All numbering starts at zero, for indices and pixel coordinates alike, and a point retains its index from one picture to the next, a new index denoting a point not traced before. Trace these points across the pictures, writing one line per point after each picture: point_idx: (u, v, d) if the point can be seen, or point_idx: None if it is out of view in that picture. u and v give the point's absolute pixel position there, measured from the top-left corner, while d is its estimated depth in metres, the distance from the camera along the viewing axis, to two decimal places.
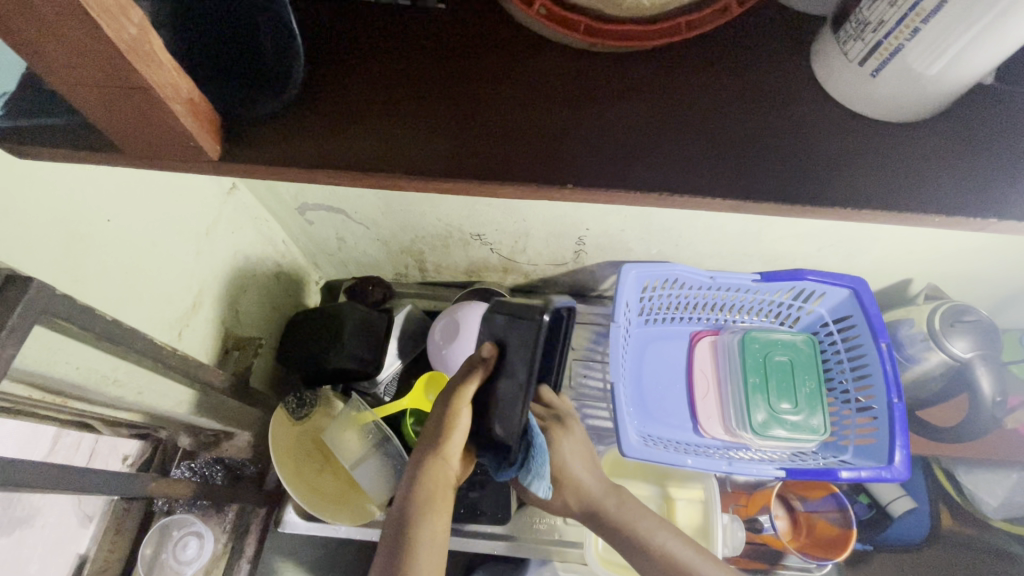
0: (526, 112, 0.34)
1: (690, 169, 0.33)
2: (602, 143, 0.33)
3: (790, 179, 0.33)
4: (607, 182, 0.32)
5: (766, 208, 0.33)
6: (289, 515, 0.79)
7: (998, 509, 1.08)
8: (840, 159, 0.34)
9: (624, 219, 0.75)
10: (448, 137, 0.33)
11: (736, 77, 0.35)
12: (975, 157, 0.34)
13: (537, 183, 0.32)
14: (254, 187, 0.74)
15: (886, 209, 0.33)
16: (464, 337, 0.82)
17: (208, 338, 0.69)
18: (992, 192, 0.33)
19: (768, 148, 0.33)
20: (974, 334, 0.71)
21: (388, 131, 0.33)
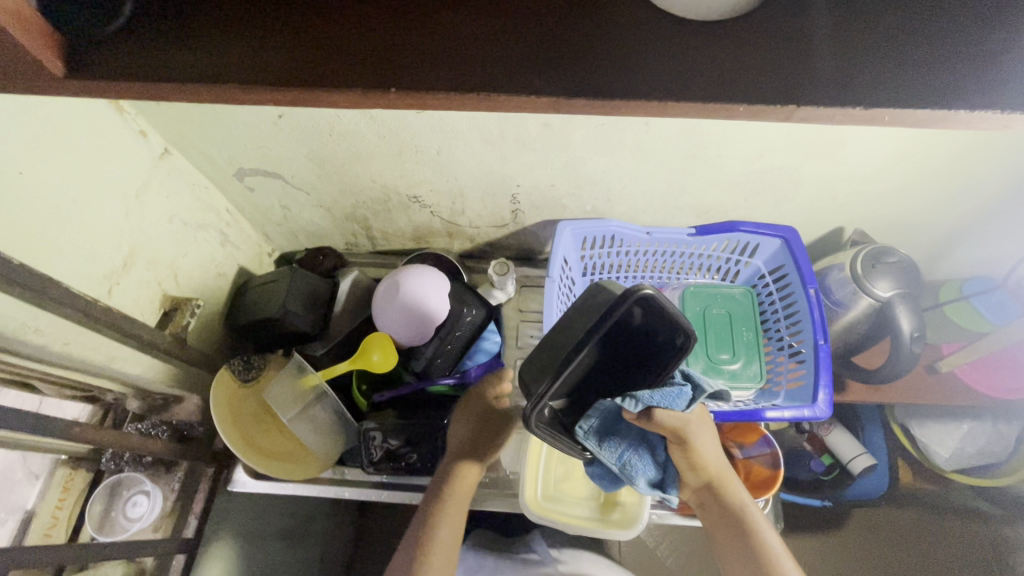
0: (349, 23, 0.33)
1: (512, 68, 0.32)
2: (442, 48, 0.32)
3: (612, 72, 0.32)
4: (425, 85, 0.31)
5: (585, 106, 0.32)
6: (239, 474, 0.82)
7: (950, 461, 1.09)
8: (683, 49, 0.32)
9: (551, 173, 0.76)
10: (287, 48, 0.33)
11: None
12: (804, 40, 0.32)
13: (361, 88, 0.32)
14: (188, 152, 0.76)
15: (703, 100, 0.31)
16: (403, 296, 0.83)
17: (142, 298, 0.70)
18: (813, 73, 0.31)
19: (603, 44, 0.32)
20: (894, 274, 0.72)
21: (231, 46, 0.33)
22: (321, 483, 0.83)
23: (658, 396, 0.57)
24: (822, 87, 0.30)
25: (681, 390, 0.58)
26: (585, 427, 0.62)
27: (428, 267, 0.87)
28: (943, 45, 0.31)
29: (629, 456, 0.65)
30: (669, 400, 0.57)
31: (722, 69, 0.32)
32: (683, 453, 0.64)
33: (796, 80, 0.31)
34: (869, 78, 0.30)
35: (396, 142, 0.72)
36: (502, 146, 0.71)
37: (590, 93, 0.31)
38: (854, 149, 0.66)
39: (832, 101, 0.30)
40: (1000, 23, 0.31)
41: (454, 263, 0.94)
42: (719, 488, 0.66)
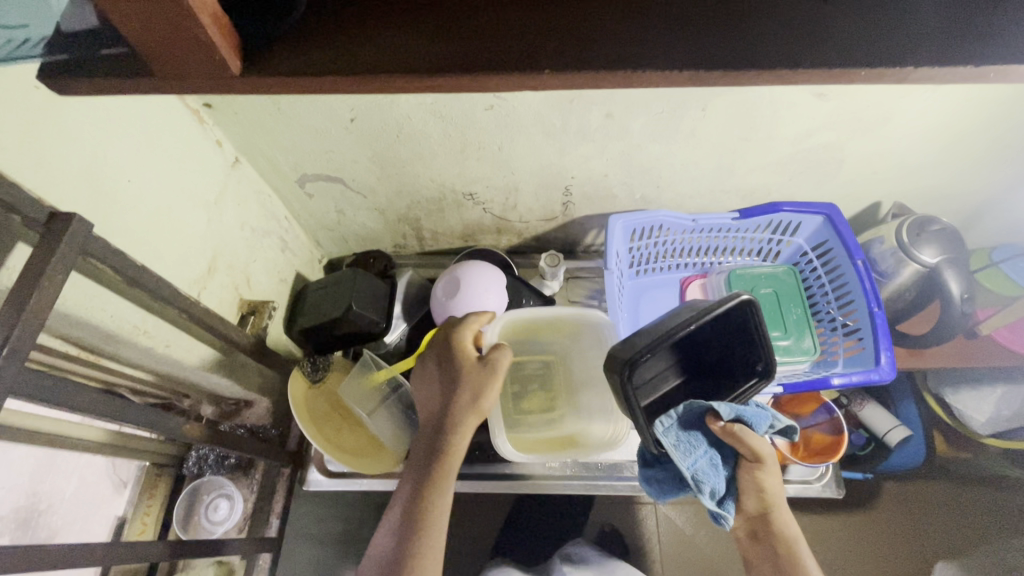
0: (494, 15, 0.36)
1: (651, 46, 0.35)
2: (584, 30, 0.35)
3: (744, 45, 0.34)
4: (573, 66, 0.34)
5: (724, 77, 0.34)
6: (313, 474, 0.83)
7: (986, 425, 1.12)
8: (807, 20, 0.35)
9: (606, 163, 0.79)
10: (444, 37, 0.36)
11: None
12: (914, 9, 0.35)
13: (512, 71, 0.34)
14: (256, 161, 0.78)
15: (829, 67, 0.34)
16: (465, 292, 0.86)
17: (225, 301, 0.73)
18: (923, 40, 0.34)
19: (732, 19, 0.35)
20: (939, 241, 0.76)
21: (388, 38, 0.36)
22: (394, 477, 0.85)
23: (748, 412, 0.65)
24: (940, 48, 0.34)
25: (766, 413, 0.66)
26: (665, 425, 0.65)
27: (484, 262, 0.90)
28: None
29: (704, 467, 0.65)
30: (757, 418, 0.65)
31: (845, 36, 0.35)
32: (752, 476, 0.67)
33: (915, 41, 0.34)
34: (980, 40, 0.34)
35: (460, 139, 0.75)
36: (562, 138, 0.75)
37: (734, 62, 0.34)
38: (898, 122, 0.70)
39: (950, 60, 0.33)
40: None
41: (504, 258, 0.97)
42: (775, 519, 0.69)
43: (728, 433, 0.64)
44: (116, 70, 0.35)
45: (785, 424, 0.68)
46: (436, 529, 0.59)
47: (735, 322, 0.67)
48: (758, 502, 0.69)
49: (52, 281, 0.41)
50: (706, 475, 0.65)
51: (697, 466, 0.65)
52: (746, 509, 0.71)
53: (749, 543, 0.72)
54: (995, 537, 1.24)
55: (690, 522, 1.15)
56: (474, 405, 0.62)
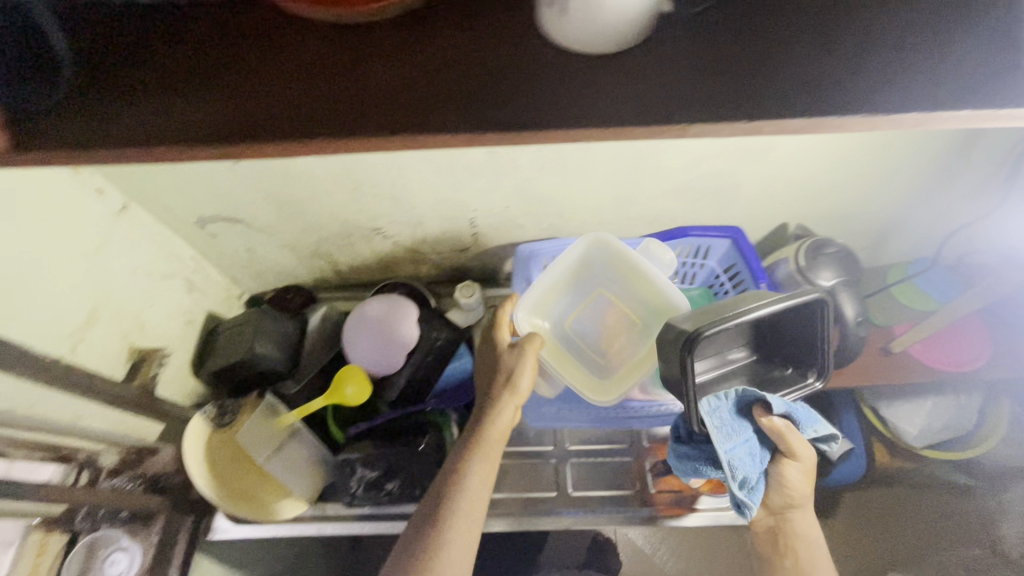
0: (284, 85, 0.36)
1: (428, 112, 0.35)
2: (369, 97, 0.35)
3: (519, 109, 0.35)
4: (353, 135, 0.34)
5: (501, 139, 0.34)
6: (221, 521, 0.83)
7: (920, 438, 1.12)
8: (585, 81, 0.36)
9: (504, 196, 0.79)
10: (224, 105, 0.35)
11: (489, 18, 0.37)
12: (693, 65, 0.35)
13: (293, 140, 0.34)
14: (148, 205, 0.77)
15: (603, 126, 0.34)
16: (372, 328, 0.85)
17: (108, 352, 0.71)
18: (694, 98, 0.34)
19: (511, 81, 0.35)
20: (834, 264, 0.76)
21: (174, 104, 0.36)
22: (303, 521, 0.83)
23: (796, 412, 0.67)
24: (712, 106, 0.34)
25: (810, 419, 0.68)
26: (714, 404, 0.66)
27: (395, 296, 0.89)
28: (820, 64, 0.35)
29: (741, 455, 0.66)
30: (802, 416, 0.68)
31: (620, 96, 0.35)
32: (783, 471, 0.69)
33: (692, 97, 0.34)
34: (748, 98, 0.34)
35: (351, 178, 0.74)
36: (452, 174, 0.74)
37: (507, 125, 0.34)
38: (782, 149, 0.70)
39: (717, 119, 0.34)
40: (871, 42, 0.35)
41: (421, 290, 0.96)
42: (797, 516, 0.71)
43: (775, 428, 0.66)
44: None
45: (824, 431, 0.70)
46: (458, 521, 0.62)
47: (803, 321, 0.66)
48: (784, 500, 0.71)
49: None
50: (742, 462, 0.65)
51: (738, 453, 0.65)
52: (770, 504, 0.72)
53: (761, 537, 0.73)
54: (939, 549, 1.23)
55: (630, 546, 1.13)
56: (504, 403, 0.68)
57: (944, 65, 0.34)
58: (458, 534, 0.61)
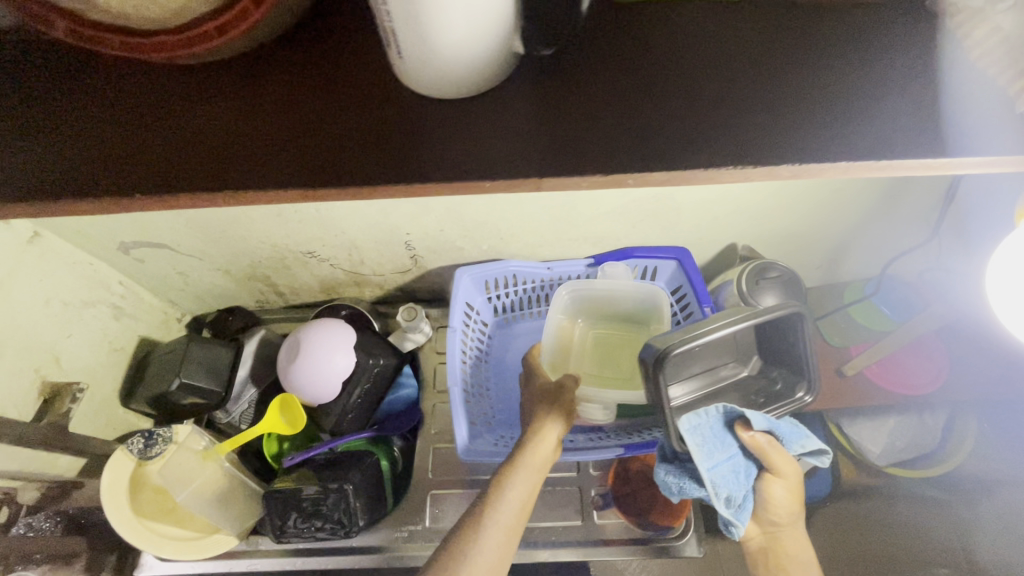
0: (123, 140, 0.35)
1: (265, 164, 0.33)
2: (204, 149, 0.34)
3: (358, 163, 0.33)
4: (189, 188, 0.33)
5: (342, 193, 0.33)
6: (147, 558, 0.80)
7: (883, 456, 1.10)
8: (436, 129, 0.34)
9: (437, 219, 0.76)
10: (48, 159, 0.34)
11: (329, 64, 0.36)
12: (543, 113, 0.35)
13: (130, 197, 0.33)
14: (62, 232, 0.74)
15: (447, 180, 0.33)
16: (305, 356, 0.82)
17: (14, 390, 0.68)
18: (541, 149, 0.33)
19: (350, 131, 0.34)
20: (776, 289, 0.73)
21: (0, 155, 0.34)
22: (234, 556, 0.81)
23: (781, 427, 0.62)
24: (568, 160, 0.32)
25: (800, 431, 0.63)
26: (693, 422, 0.60)
27: (331, 321, 0.86)
28: (671, 121, 0.34)
29: (725, 473, 0.60)
30: (787, 433, 0.62)
31: (471, 145, 0.34)
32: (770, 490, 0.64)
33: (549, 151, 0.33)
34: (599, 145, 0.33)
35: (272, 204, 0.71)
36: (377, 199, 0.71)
37: (342, 177, 0.33)
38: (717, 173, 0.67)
39: (571, 174, 0.33)
40: (723, 99, 0.35)
41: (364, 313, 0.93)
42: (786, 534, 0.68)
43: (757, 445, 0.61)
44: None
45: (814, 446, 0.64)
46: (487, 542, 0.58)
47: (787, 333, 0.63)
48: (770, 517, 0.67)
49: None
50: (727, 482, 0.60)
51: (722, 472, 0.60)
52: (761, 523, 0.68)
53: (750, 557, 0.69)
54: None
55: None
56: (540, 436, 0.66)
57: (792, 124, 0.34)
58: (486, 557, 0.57)
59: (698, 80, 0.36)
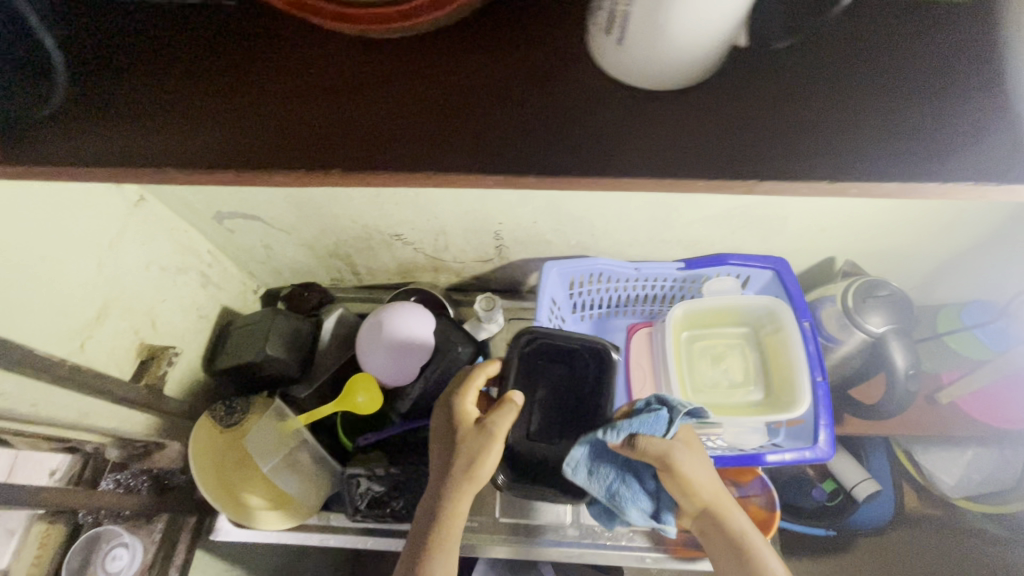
0: (290, 106, 0.32)
1: (467, 145, 0.31)
2: (384, 118, 0.31)
3: (580, 151, 0.30)
4: (371, 166, 0.30)
5: (557, 180, 0.30)
6: (222, 523, 0.81)
7: (957, 488, 1.06)
8: (655, 119, 0.31)
9: (533, 211, 0.75)
10: (224, 127, 0.32)
11: (524, 42, 0.32)
12: (763, 112, 0.31)
13: (302, 169, 0.31)
14: (165, 198, 0.75)
15: (665, 171, 0.30)
16: (390, 337, 0.83)
17: (117, 350, 0.69)
18: (763, 157, 0.30)
19: (562, 113, 0.31)
20: (886, 308, 0.70)
21: (176, 119, 0.32)
22: (306, 530, 0.81)
23: (637, 424, 0.63)
24: (785, 164, 0.30)
25: (659, 417, 0.64)
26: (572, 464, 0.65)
27: (412, 305, 0.85)
28: (844, 99, 0.32)
29: (619, 491, 0.65)
30: (647, 426, 0.63)
31: (695, 141, 0.30)
32: (673, 484, 0.62)
33: (770, 153, 0.30)
34: (827, 154, 0.30)
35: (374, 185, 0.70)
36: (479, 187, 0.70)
37: (559, 167, 0.30)
38: None
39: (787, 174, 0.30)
40: (898, 73, 0.33)
41: (441, 299, 0.93)
42: (716, 509, 0.62)
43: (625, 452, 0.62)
44: None
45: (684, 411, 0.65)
46: None
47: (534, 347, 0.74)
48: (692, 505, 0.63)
49: None
50: (624, 498, 0.65)
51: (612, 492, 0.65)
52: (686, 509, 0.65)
53: (703, 541, 0.65)
54: None
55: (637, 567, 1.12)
56: (467, 474, 0.58)
57: None
58: None
59: (876, 54, 0.33)
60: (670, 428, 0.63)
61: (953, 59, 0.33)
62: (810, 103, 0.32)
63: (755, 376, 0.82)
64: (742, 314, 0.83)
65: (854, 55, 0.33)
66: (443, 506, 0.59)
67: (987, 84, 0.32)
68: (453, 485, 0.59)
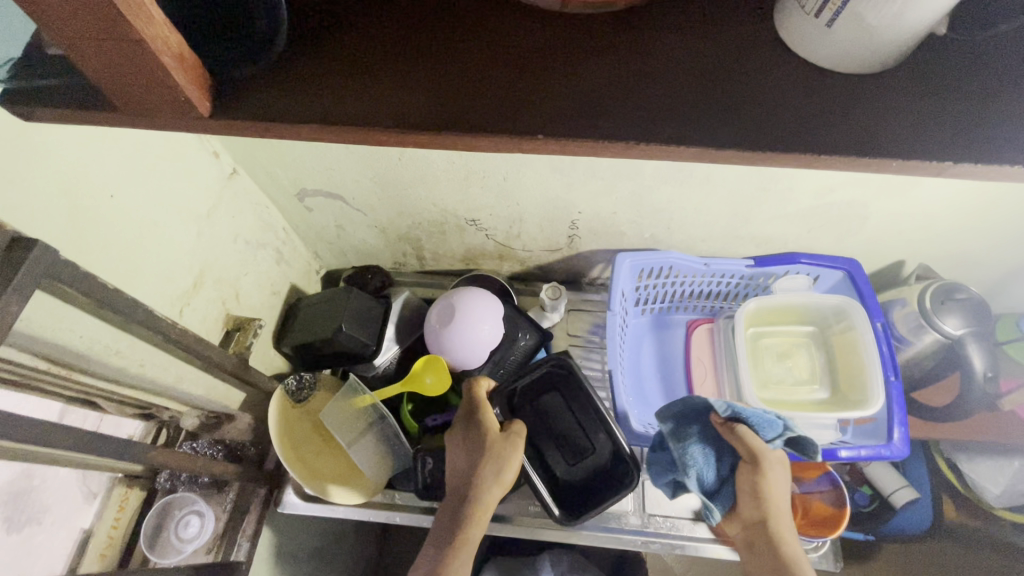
0: (497, 74, 0.33)
1: (669, 118, 0.32)
2: (586, 90, 0.33)
3: (778, 127, 0.31)
4: (578, 133, 0.32)
5: (752, 156, 0.31)
6: (289, 496, 0.82)
7: (1000, 497, 1.07)
8: (847, 101, 0.32)
9: (616, 202, 0.76)
10: (431, 90, 0.33)
11: (714, 26, 0.34)
12: (956, 89, 0.32)
13: (509, 133, 0.32)
14: (255, 173, 0.76)
15: (860, 149, 0.31)
16: (461, 320, 0.82)
17: (207, 318, 0.71)
18: (974, 136, 0.30)
19: (752, 91, 0.32)
20: (964, 311, 0.71)
21: (386, 82, 0.33)
22: (370, 507, 0.82)
23: (752, 414, 0.67)
24: (996, 141, 0.30)
25: (775, 421, 0.66)
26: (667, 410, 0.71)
27: (483, 290, 0.86)
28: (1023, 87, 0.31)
29: (694, 453, 0.69)
30: (761, 423, 0.67)
31: (887, 120, 0.31)
32: (751, 480, 0.65)
33: (971, 134, 0.30)
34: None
35: (465, 168, 0.71)
36: (570, 174, 0.71)
37: (758, 142, 0.31)
38: (932, 183, 0.65)
39: (989, 155, 0.30)
40: None
41: (505, 286, 0.94)
42: (773, 530, 0.62)
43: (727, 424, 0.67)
44: (85, 105, 0.33)
45: (797, 436, 0.66)
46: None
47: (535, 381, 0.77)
48: (754, 513, 0.65)
49: (6, 313, 0.39)
50: (694, 461, 0.68)
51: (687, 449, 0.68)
52: (743, 514, 0.67)
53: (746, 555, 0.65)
54: None
55: (673, 563, 1.14)
56: (497, 479, 0.64)
57: None
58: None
59: None
60: (778, 438, 0.66)
61: None
62: (1012, 77, 0.32)
63: (822, 374, 0.83)
64: (808, 312, 0.84)
65: None
66: (471, 496, 0.63)
67: None
68: (482, 488, 0.64)
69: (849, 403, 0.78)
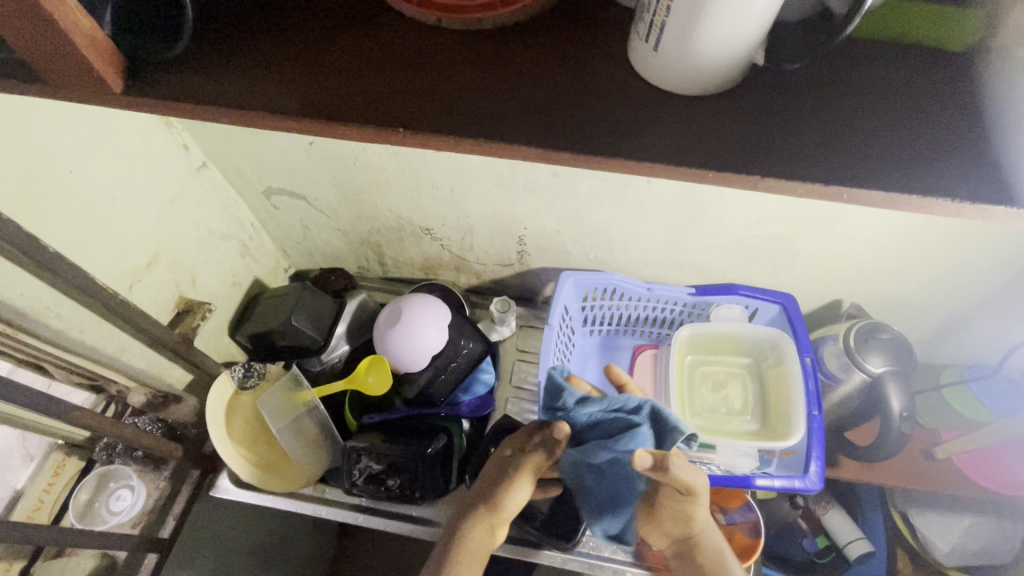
0: (369, 74, 0.37)
1: (518, 121, 0.36)
2: (447, 93, 0.37)
3: (611, 137, 0.35)
4: (430, 127, 0.35)
5: (588, 159, 0.35)
6: (223, 481, 0.85)
7: (952, 556, 1.04)
8: (677, 119, 0.36)
9: (557, 220, 0.80)
10: (313, 84, 0.37)
11: (574, 47, 0.39)
12: (770, 119, 0.35)
13: (373, 125, 0.35)
14: (224, 168, 0.82)
15: (680, 160, 0.34)
16: (405, 322, 0.85)
17: (158, 297, 0.75)
18: (774, 157, 0.34)
19: (596, 105, 0.36)
20: (887, 350, 0.72)
21: (275, 74, 0.38)
22: (301, 499, 0.84)
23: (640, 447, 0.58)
24: (792, 163, 0.33)
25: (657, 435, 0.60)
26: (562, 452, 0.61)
27: (431, 296, 0.89)
28: (828, 119, 0.35)
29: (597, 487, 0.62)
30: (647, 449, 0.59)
31: (706, 137, 0.35)
32: (679, 501, 0.60)
33: (776, 153, 0.34)
34: (827, 156, 0.33)
35: (414, 176, 0.76)
36: (511, 189, 0.75)
37: (593, 148, 0.34)
38: (847, 222, 0.68)
39: (787, 173, 0.33)
40: (887, 100, 0.36)
41: (458, 297, 0.97)
42: (698, 543, 0.64)
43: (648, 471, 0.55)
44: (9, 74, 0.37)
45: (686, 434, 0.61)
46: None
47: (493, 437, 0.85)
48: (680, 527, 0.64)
49: None
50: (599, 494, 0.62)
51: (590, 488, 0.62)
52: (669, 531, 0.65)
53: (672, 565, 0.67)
54: None
55: None
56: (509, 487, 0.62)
57: None
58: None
59: (891, 77, 0.37)
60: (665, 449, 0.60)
61: (950, 89, 0.37)
62: (820, 111, 0.36)
63: (754, 405, 0.84)
64: (744, 344, 0.86)
65: (865, 76, 0.37)
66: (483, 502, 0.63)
67: (981, 110, 0.35)
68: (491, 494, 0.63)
69: (776, 431, 0.79)
